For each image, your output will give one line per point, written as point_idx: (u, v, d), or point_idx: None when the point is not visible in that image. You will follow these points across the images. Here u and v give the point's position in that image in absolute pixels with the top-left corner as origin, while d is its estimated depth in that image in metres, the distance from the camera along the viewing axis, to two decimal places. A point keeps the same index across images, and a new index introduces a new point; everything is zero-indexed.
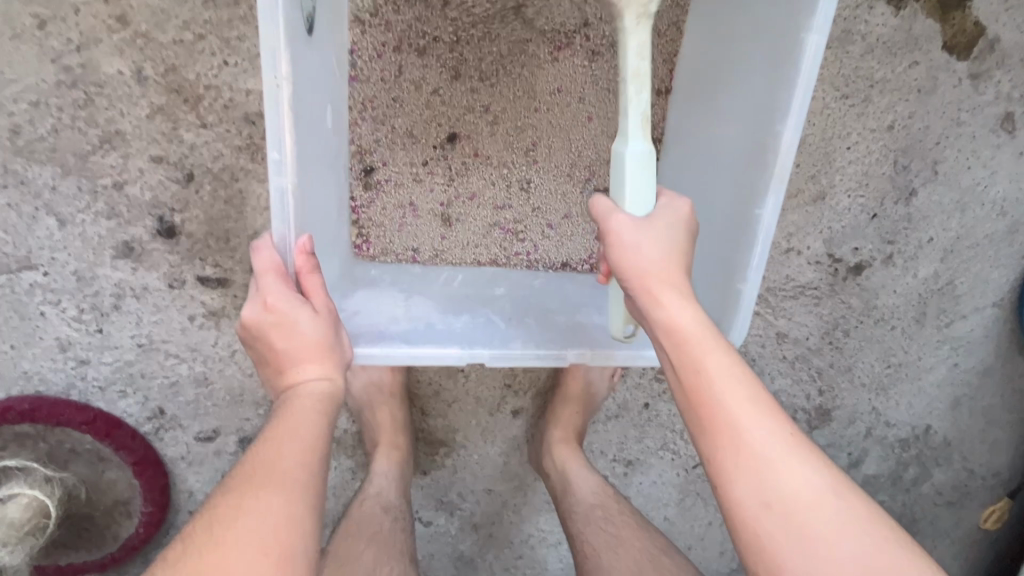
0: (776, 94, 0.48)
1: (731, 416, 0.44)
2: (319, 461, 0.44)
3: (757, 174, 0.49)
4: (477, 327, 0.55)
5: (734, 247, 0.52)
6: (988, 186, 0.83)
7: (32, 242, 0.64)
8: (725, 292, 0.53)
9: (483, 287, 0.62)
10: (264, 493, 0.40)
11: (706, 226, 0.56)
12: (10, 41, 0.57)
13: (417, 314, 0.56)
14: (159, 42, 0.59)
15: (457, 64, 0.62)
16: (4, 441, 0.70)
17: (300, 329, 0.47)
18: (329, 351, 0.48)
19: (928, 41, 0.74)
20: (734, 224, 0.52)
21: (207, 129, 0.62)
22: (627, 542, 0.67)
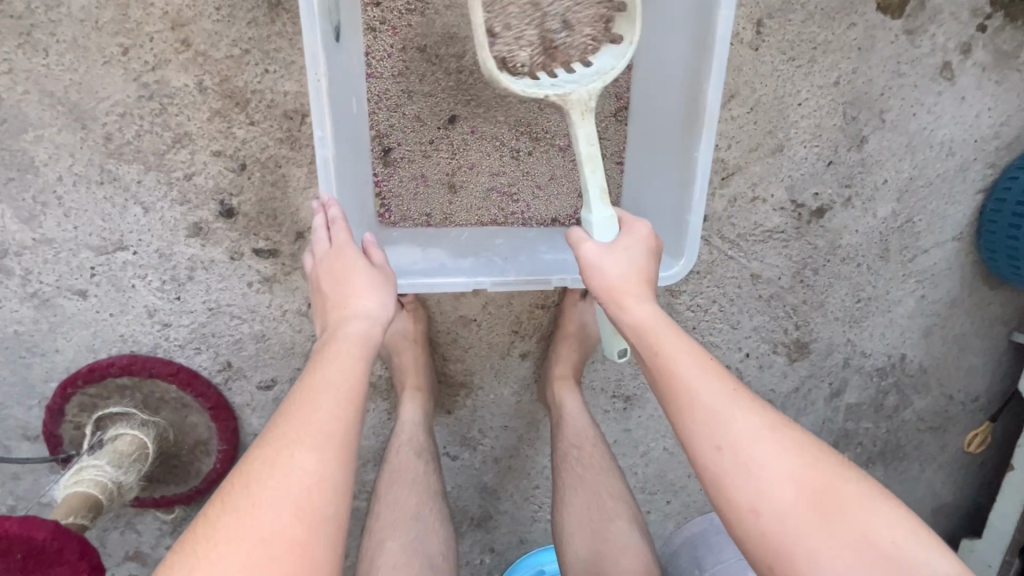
0: (702, 55, 0.60)
1: (700, 398, 0.55)
2: (351, 426, 0.52)
3: (693, 122, 0.62)
4: (480, 265, 0.68)
5: (682, 186, 0.64)
6: (935, 130, 0.92)
7: (123, 228, 0.79)
8: (679, 222, 0.66)
9: (486, 238, 0.75)
10: (303, 451, 0.49)
11: (661, 172, 0.69)
12: (101, 66, 0.72)
13: (431, 259, 0.69)
14: (214, 58, 0.73)
15: (452, 56, 0.75)
16: (108, 392, 0.86)
17: (359, 278, 0.61)
18: (377, 296, 0.60)
19: (863, 5, 0.84)
20: (681, 167, 0.64)
21: (255, 125, 0.77)
22: (587, 483, 0.84)
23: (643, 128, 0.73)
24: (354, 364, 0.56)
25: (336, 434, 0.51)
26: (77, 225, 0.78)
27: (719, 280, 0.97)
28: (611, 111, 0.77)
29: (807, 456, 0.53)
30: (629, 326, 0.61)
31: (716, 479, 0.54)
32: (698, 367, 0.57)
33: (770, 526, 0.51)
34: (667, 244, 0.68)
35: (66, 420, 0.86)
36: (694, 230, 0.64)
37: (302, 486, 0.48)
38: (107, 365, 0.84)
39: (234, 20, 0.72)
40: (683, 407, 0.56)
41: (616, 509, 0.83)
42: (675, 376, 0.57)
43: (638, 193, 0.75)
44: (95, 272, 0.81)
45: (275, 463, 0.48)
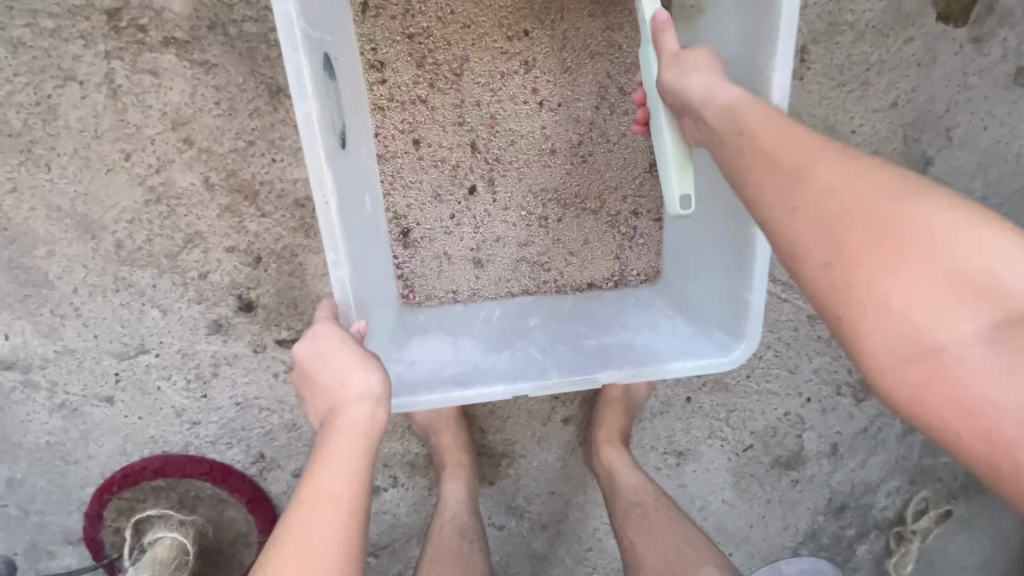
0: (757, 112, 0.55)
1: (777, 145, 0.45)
2: (355, 551, 0.44)
3: None
4: (517, 362, 0.62)
5: (736, 258, 0.58)
6: (1011, 142, 0.82)
7: (143, 331, 0.76)
8: (735, 297, 0.58)
9: (519, 319, 0.70)
10: None
11: (708, 238, 0.62)
12: (105, 174, 0.69)
13: (461, 354, 0.63)
14: (219, 153, 0.69)
15: (468, 125, 0.69)
16: (144, 494, 0.84)
17: (345, 359, 0.50)
18: (374, 378, 0.50)
19: (920, 16, 0.75)
20: (734, 236, 0.58)
21: (267, 217, 0.73)
22: (659, 537, 0.76)
23: None
24: (357, 467, 0.46)
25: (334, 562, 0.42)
26: (98, 333, 0.76)
27: (773, 324, 0.89)
28: (645, 167, 0.72)
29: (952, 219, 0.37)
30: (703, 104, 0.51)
31: (813, 286, 0.40)
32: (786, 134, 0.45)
33: (887, 331, 0.36)
34: (723, 320, 0.61)
35: (106, 524, 0.85)
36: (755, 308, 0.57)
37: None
38: (140, 469, 0.82)
39: (235, 112, 0.68)
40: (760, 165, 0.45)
41: (699, 556, 0.74)
42: (763, 166, 0.45)
43: (683, 255, 0.69)
44: (120, 377, 0.78)
45: None
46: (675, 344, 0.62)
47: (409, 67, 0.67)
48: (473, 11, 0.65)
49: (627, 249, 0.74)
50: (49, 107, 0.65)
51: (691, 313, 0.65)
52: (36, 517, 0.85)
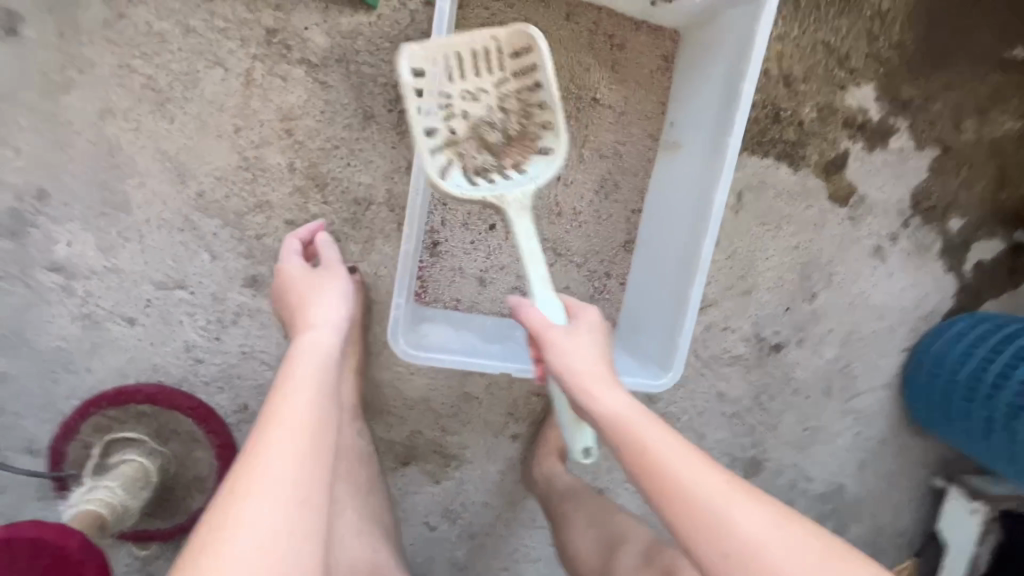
0: (700, 218, 0.76)
1: (690, 486, 0.58)
2: (308, 459, 0.56)
3: (689, 268, 0.78)
4: (506, 351, 0.80)
5: (677, 314, 0.79)
6: (869, 295, 1.14)
7: (189, 269, 0.89)
8: (672, 342, 0.80)
9: (507, 327, 0.89)
10: (257, 492, 0.52)
11: (660, 298, 0.84)
12: (214, 138, 0.86)
13: (464, 339, 0.80)
14: (309, 147, 0.89)
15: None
16: (125, 416, 0.91)
17: (306, 287, 0.76)
18: (326, 300, 0.73)
19: (819, 192, 1.07)
20: (677, 299, 0.79)
21: (327, 205, 0.91)
22: (584, 506, 0.93)
23: (648, 259, 0.90)
24: (309, 394, 0.61)
25: (288, 475, 0.54)
26: (148, 261, 0.88)
27: (691, 392, 1.12)
28: (622, 242, 0.95)
29: (799, 542, 0.56)
30: (603, 416, 0.64)
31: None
32: (655, 426, 0.63)
33: None
34: (658, 357, 0.83)
35: (76, 439, 0.90)
36: (681, 351, 0.79)
37: (265, 527, 0.51)
38: (133, 391, 0.90)
39: (333, 122, 0.88)
40: (643, 463, 0.61)
41: (614, 514, 0.91)
42: (684, 509, 0.58)
43: (635, 312, 0.91)
44: (150, 304, 0.89)
45: (228, 516, 0.51)
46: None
47: None
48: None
49: (595, 299, 0.96)
50: (192, 79, 0.83)
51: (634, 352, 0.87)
52: (9, 417, 0.89)
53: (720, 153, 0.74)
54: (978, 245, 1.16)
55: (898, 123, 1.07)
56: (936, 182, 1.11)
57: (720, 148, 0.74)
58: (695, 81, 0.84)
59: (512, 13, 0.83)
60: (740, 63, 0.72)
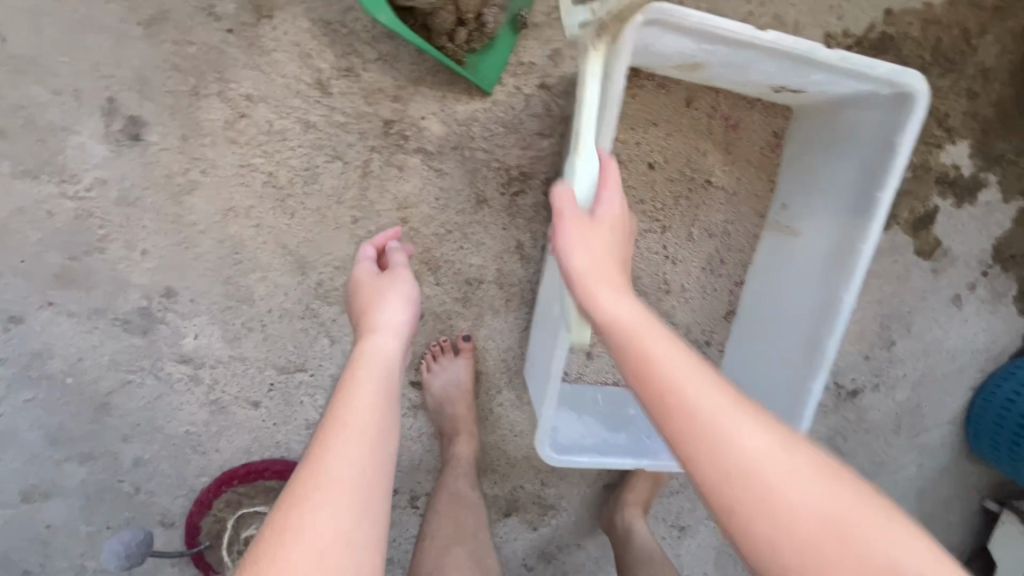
0: (826, 314, 0.78)
1: (703, 411, 0.48)
2: (373, 473, 0.50)
3: (809, 360, 0.80)
4: (632, 440, 0.84)
5: (793, 403, 0.82)
6: (943, 341, 1.18)
7: (309, 353, 0.91)
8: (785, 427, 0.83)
9: (620, 404, 0.92)
10: (319, 507, 0.47)
11: (772, 381, 0.86)
12: (333, 230, 0.86)
13: (595, 432, 0.84)
14: (423, 233, 0.89)
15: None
16: (253, 491, 0.96)
17: (389, 300, 0.65)
18: (399, 312, 0.64)
19: (904, 248, 1.09)
20: (794, 389, 0.82)
21: (440, 286, 0.93)
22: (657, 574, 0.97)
23: (752, 336, 0.93)
24: (378, 400, 0.55)
25: (353, 483, 0.48)
26: (271, 348, 0.90)
27: None
28: (723, 314, 0.97)
29: (819, 477, 0.46)
30: (589, 302, 0.57)
31: (756, 534, 0.45)
32: (659, 342, 0.53)
33: None
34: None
35: (209, 514, 0.94)
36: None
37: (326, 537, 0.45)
38: (263, 468, 0.94)
39: (447, 208, 0.89)
40: (643, 371, 0.51)
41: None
42: (699, 445, 0.47)
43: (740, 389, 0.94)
44: (273, 387, 0.92)
45: (290, 533, 0.45)
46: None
47: None
48: (641, 190, 0.90)
49: None
50: (312, 173, 0.83)
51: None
52: (143, 497, 0.93)
53: (854, 252, 0.76)
54: None
55: (988, 177, 1.08)
56: (1019, 232, 1.13)
57: (854, 249, 0.76)
58: (817, 168, 0.84)
59: (633, 105, 0.85)
60: (880, 166, 0.73)
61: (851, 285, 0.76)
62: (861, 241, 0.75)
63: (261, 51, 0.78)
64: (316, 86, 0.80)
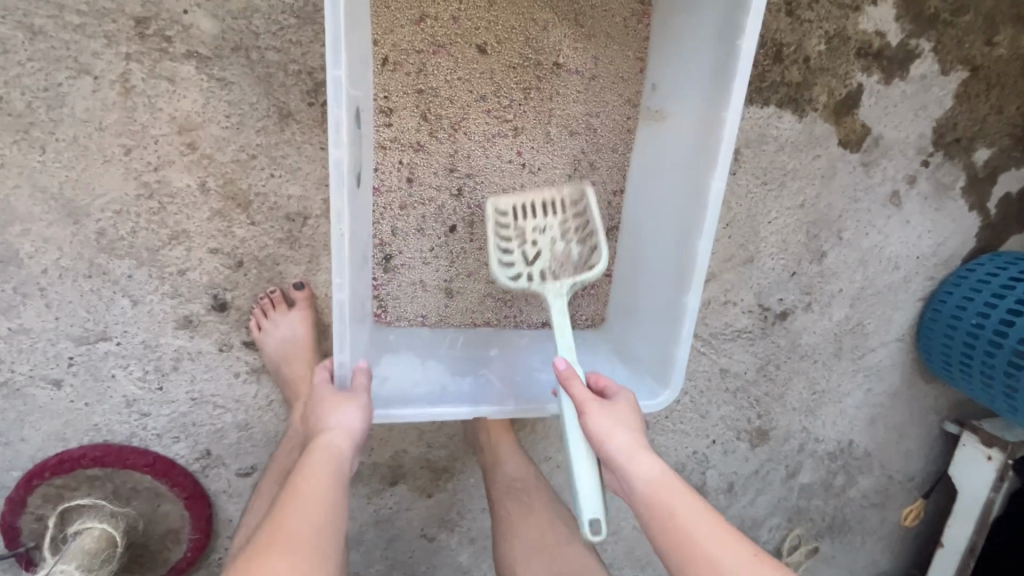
0: (695, 209, 0.64)
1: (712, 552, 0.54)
2: (324, 548, 0.53)
3: (683, 267, 0.66)
4: (478, 386, 0.71)
5: (671, 323, 0.68)
6: (883, 247, 1.03)
7: (109, 319, 0.77)
8: (667, 353, 0.69)
9: (481, 347, 0.79)
10: (274, 558, 0.50)
11: (654, 300, 0.73)
12: (101, 164, 0.71)
13: (431, 377, 0.71)
14: (219, 161, 0.73)
15: (456, 171, 0.78)
16: (77, 482, 0.83)
17: (339, 398, 0.63)
18: (351, 415, 0.62)
19: (827, 140, 0.93)
20: (672, 305, 0.68)
21: (255, 225, 0.77)
22: (536, 511, 0.83)
23: (634, 252, 0.79)
24: (326, 488, 0.57)
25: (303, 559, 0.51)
26: (59, 315, 0.76)
27: (691, 373, 1.04)
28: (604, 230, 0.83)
29: None
30: (642, 492, 0.58)
31: None
32: (678, 487, 0.58)
33: None
34: (654, 371, 0.72)
35: (27, 511, 0.82)
36: (680, 361, 0.68)
37: None
38: (77, 457, 0.81)
39: (243, 127, 0.73)
40: (671, 534, 0.55)
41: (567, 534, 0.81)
42: None
43: (626, 315, 0.80)
44: (73, 361, 0.78)
45: None
46: (614, 383, 0.73)
47: (413, 114, 0.75)
48: (479, 82, 0.76)
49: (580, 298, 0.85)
50: (57, 94, 0.67)
51: (627, 363, 0.77)
52: None
53: (716, 123, 0.61)
54: (1006, 176, 1.03)
55: (921, 45, 0.90)
56: (962, 111, 0.96)
57: (716, 119, 0.61)
58: (681, 31, 0.70)
59: None
60: (737, 11, 0.58)
61: (717, 166, 0.60)
62: (723, 109, 0.60)
63: None
64: None
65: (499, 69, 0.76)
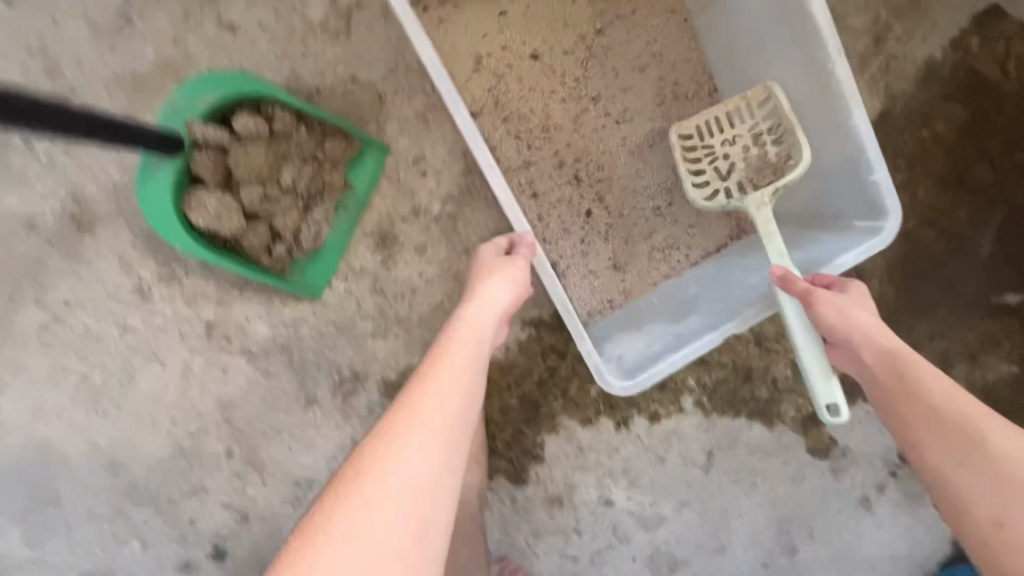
0: (838, 114, 0.69)
1: (964, 420, 0.54)
2: (455, 449, 0.52)
3: (851, 157, 0.71)
4: (692, 330, 0.75)
5: (856, 181, 0.71)
6: (859, 548, 0.99)
7: (116, 558, 0.84)
8: (870, 204, 0.71)
9: (680, 290, 0.84)
10: (416, 454, 0.49)
11: (834, 203, 0.75)
12: (149, 429, 0.83)
13: (659, 338, 0.78)
14: (246, 433, 0.84)
15: (586, 189, 0.87)
16: None
17: (504, 288, 0.66)
18: (503, 289, 0.66)
19: (796, 447, 0.98)
20: (846, 166, 0.71)
21: (266, 487, 0.84)
22: None
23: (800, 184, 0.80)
24: (466, 371, 0.56)
25: (442, 436, 0.51)
26: (76, 550, 0.84)
27: None
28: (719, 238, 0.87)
29: None
30: (879, 376, 0.60)
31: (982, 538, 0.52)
32: (960, 397, 0.55)
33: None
34: (862, 215, 0.72)
35: None
36: (887, 199, 0.69)
37: (388, 537, 0.45)
38: None
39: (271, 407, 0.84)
40: (937, 439, 0.54)
41: None
42: (954, 472, 0.53)
43: (804, 183, 0.80)
44: None
45: (358, 505, 0.45)
46: (827, 254, 0.73)
47: (491, 81, 0.87)
48: (535, 29, 0.87)
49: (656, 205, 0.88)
50: (129, 375, 0.81)
51: (828, 233, 0.76)
52: None
53: (830, 83, 0.68)
54: None
55: None
56: None
57: (819, 62, 0.69)
58: (743, 42, 0.80)
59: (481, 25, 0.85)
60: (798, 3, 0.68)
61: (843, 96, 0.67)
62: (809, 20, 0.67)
63: (82, 261, 0.79)
64: (137, 292, 0.80)
65: (567, 101, 0.87)
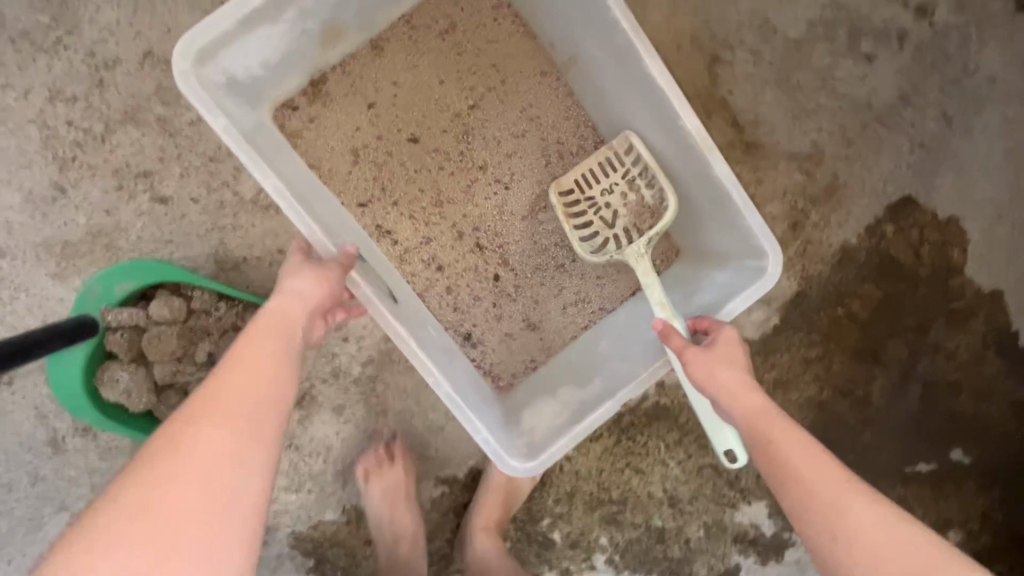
0: (691, 145, 0.72)
1: (823, 477, 0.54)
2: (257, 439, 0.51)
3: (714, 189, 0.73)
4: (598, 390, 0.76)
5: (727, 217, 0.74)
6: None
7: None
8: (741, 226, 0.73)
9: (592, 347, 0.85)
10: (210, 428, 0.49)
11: (719, 235, 0.78)
12: None
13: (568, 403, 0.78)
14: None
15: (489, 254, 0.89)
16: None
17: (300, 276, 0.63)
18: (306, 286, 0.63)
19: None
20: (714, 194, 0.74)
21: None
22: None
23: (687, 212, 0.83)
24: (272, 365, 0.56)
25: (241, 432, 0.50)
26: None
27: None
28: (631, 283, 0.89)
29: None
30: (743, 429, 0.60)
31: None
32: (799, 446, 0.56)
33: None
34: (744, 252, 0.75)
35: None
36: (750, 220, 0.71)
37: (169, 521, 0.44)
38: None
39: None
40: (790, 492, 0.55)
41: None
42: (818, 531, 0.53)
43: (693, 219, 0.83)
44: None
45: (148, 481, 0.45)
46: (717, 293, 0.76)
47: (370, 173, 0.87)
48: (404, 122, 0.87)
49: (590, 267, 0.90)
50: (36, 522, 0.82)
51: (720, 266, 0.79)
52: None
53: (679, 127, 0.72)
54: None
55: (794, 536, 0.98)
56: None
57: (672, 117, 0.72)
58: (603, 91, 0.82)
59: (344, 113, 0.85)
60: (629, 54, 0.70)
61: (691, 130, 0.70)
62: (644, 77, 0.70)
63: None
64: (49, 443, 0.81)
65: (457, 175, 0.88)
